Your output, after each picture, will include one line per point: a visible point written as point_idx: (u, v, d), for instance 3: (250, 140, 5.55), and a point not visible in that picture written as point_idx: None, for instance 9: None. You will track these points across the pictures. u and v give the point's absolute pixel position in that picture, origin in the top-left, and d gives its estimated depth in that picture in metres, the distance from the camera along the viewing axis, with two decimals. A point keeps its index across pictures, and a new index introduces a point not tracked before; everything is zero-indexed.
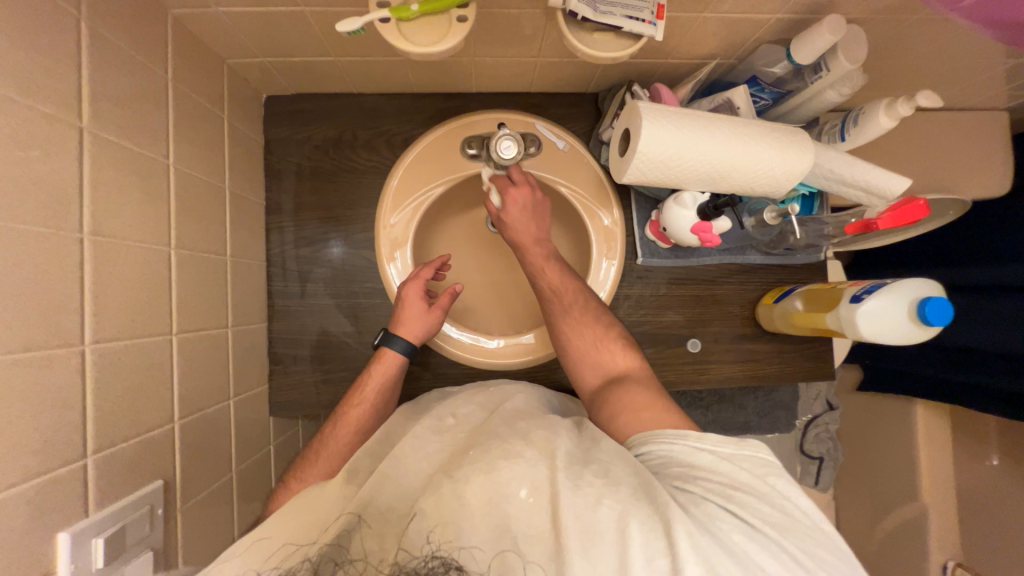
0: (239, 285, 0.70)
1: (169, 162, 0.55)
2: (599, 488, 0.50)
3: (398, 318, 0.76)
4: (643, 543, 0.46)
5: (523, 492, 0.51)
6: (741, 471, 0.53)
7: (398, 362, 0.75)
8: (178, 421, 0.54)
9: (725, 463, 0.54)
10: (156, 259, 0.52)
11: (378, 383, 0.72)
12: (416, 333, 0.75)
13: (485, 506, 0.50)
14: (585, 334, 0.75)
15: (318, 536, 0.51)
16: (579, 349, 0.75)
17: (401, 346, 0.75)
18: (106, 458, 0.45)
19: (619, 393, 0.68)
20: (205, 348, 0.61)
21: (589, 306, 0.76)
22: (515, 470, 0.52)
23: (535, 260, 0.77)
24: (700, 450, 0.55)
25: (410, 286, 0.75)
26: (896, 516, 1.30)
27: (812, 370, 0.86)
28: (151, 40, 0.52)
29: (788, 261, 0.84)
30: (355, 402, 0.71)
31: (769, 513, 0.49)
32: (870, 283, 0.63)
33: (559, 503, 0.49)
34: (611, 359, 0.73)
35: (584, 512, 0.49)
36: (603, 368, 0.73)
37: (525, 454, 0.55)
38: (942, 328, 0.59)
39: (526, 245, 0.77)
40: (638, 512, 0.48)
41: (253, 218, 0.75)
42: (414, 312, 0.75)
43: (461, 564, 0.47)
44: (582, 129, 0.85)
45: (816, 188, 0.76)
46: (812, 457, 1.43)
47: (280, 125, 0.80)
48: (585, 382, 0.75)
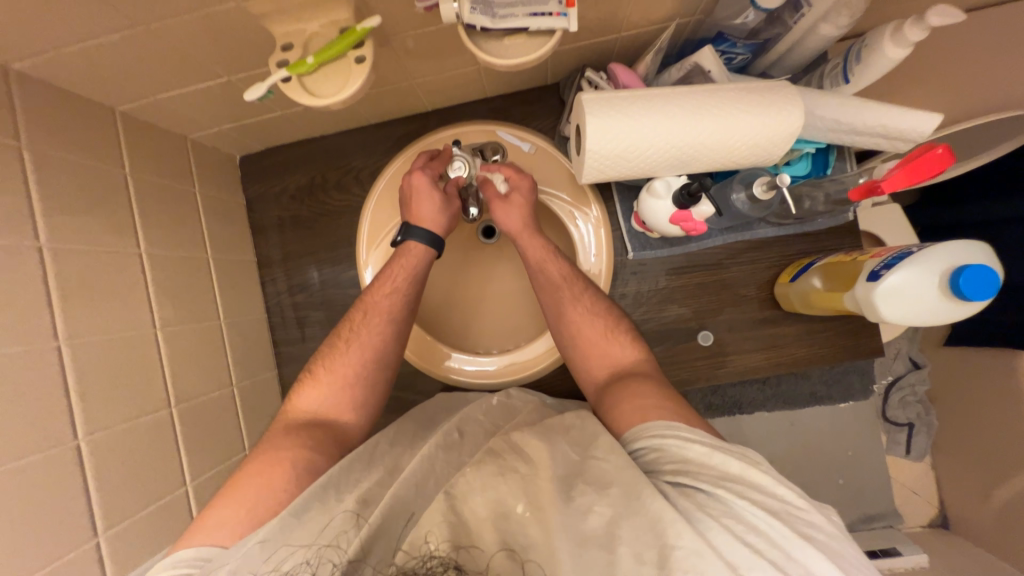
0: (238, 343, 0.75)
1: (140, 251, 0.59)
2: (591, 496, 0.48)
3: (414, 211, 0.70)
4: (633, 540, 0.44)
5: (520, 509, 0.49)
6: (734, 460, 0.48)
7: (426, 257, 0.71)
8: (190, 483, 0.60)
9: (715, 453, 0.49)
10: (142, 342, 0.57)
11: (405, 279, 0.69)
12: (438, 223, 0.71)
13: (483, 524, 0.47)
14: (596, 325, 0.69)
15: (315, 539, 0.48)
16: (588, 342, 0.69)
17: (422, 237, 0.70)
18: (119, 532, 0.50)
19: (628, 384, 0.63)
20: (209, 410, 0.66)
21: (596, 298, 0.70)
22: (512, 485, 0.50)
23: (534, 249, 0.71)
24: (690, 442, 0.51)
25: (422, 174, 0.69)
26: (1010, 488, 1.11)
27: (855, 347, 0.75)
28: (100, 144, 0.56)
29: (809, 228, 0.72)
30: (386, 290, 0.69)
31: (770, 510, 0.44)
32: (891, 255, 0.53)
33: (552, 514, 0.48)
34: (620, 351, 0.68)
35: (574, 522, 0.47)
36: (612, 358, 0.68)
37: (525, 469, 0.53)
38: (984, 301, 0.49)
39: (526, 234, 0.71)
40: (625, 512, 0.46)
41: (243, 276, 0.79)
42: (431, 200, 0.70)
43: (459, 564, 0.43)
44: (547, 125, 0.80)
45: (824, 143, 0.64)
46: (900, 424, 1.30)
47: (256, 182, 0.83)
48: (591, 373, 0.69)
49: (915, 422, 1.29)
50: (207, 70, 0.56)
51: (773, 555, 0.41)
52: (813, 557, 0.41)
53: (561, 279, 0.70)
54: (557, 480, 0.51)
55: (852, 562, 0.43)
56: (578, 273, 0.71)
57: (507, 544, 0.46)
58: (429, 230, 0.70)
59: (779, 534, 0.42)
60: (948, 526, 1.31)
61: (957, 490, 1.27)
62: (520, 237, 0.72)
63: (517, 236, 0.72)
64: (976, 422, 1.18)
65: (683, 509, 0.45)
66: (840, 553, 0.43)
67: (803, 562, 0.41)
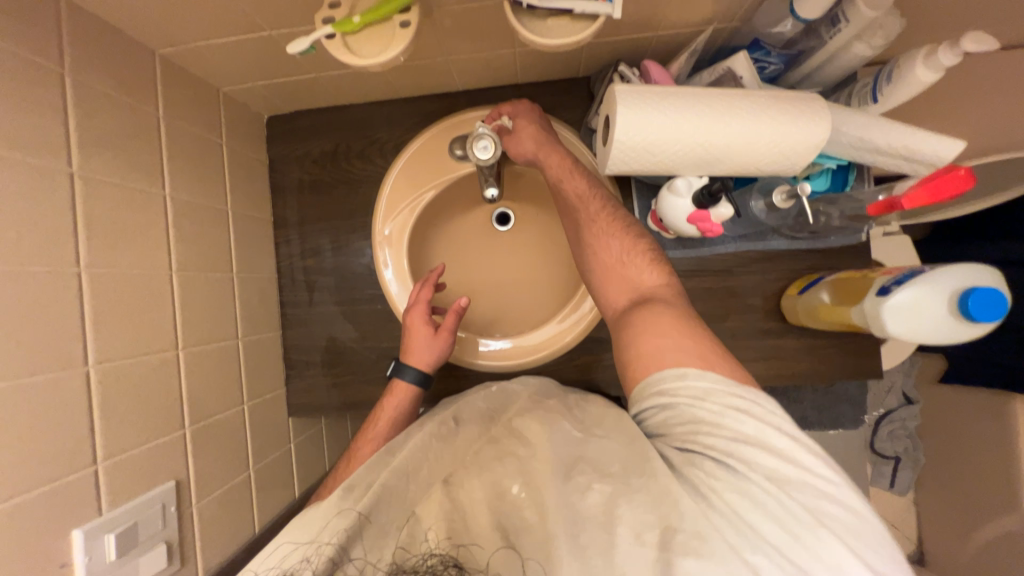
0: (247, 298, 0.75)
1: (165, 193, 0.60)
2: (590, 475, 0.50)
3: (407, 346, 0.76)
4: (633, 521, 0.46)
5: (516, 489, 0.51)
6: (751, 425, 0.47)
7: (413, 393, 0.74)
8: (188, 428, 0.60)
9: (730, 416, 0.48)
10: (156, 282, 0.58)
11: (387, 422, 0.71)
12: (427, 359, 0.75)
13: (478, 506, 0.50)
14: (612, 246, 0.67)
15: (318, 535, 0.47)
16: (607, 267, 0.68)
17: (412, 375, 0.74)
18: (116, 463, 0.50)
19: (642, 310, 0.60)
20: (213, 359, 0.66)
21: (616, 217, 0.68)
22: (510, 466, 0.53)
23: (553, 166, 0.70)
24: (703, 399, 0.50)
25: (415, 311, 0.76)
26: (993, 528, 1.12)
27: (855, 366, 0.75)
28: (136, 82, 0.57)
29: (821, 245, 0.74)
30: (367, 438, 0.69)
31: (782, 484, 0.44)
32: (904, 271, 0.54)
33: (548, 494, 0.49)
34: (637, 274, 0.65)
35: (572, 501, 0.48)
36: (629, 280, 0.65)
37: (524, 453, 0.55)
38: (993, 323, 0.49)
39: (541, 155, 0.71)
40: (625, 491, 0.48)
41: (259, 234, 0.80)
42: (421, 338, 0.75)
43: (460, 560, 0.45)
44: (573, 117, 0.81)
45: (846, 160, 0.65)
46: (886, 456, 1.32)
47: (281, 143, 0.84)
48: (611, 302, 0.67)
49: (902, 456, 1.31)
50: (251, 22, 0.56)
51: (779, 535, 0.42)
52: (819, 535, 0.42)
53: (578, 199, 0.69)
54: (557, 457, 0.53)
55: (867, 539, 0.43)
56: (597, 190, 0.69)
57: (501, 528, 0.48)
58: (417, 368, 0.74)
59: (789, 512, 0.43)
60: (925, 562, 1.32)
61: (937, 528, 1.28)
62: (539, 157, 0.71)
63: (534, 158, 0.71)
64: (964, 460, 1.19)
65: (688, 481, 0.47)
66: (849, 528, 0.43)
67: (812, 541, 0.42)
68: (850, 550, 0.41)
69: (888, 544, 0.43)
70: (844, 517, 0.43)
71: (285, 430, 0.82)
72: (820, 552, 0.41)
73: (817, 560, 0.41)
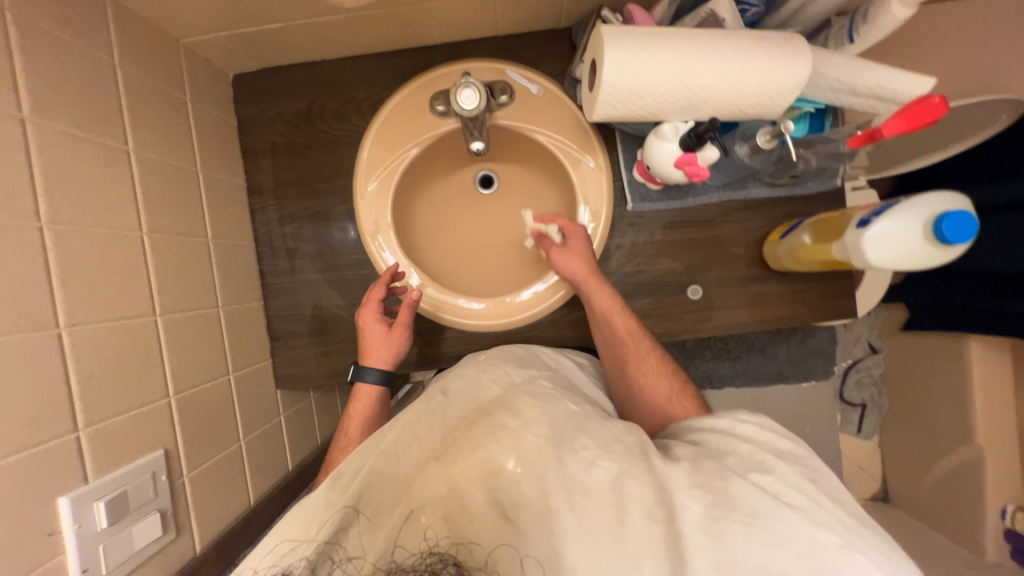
0: (226, 267, 0.72)
1: (128, 150, 0.56)
2: (593, 450, 0.49)
3: (364, 350, 0.75)
4: (642, 500, 0.45)
5: (511, 465, 0.46)
6: (779, 441, 0.52)
7: (377, 394, 0.75)
8: (173, 396, 0.58)
9: (763, 433, 0.52)
10: (127, 244, 0.54)
11: (358, 424, 0.73)
12: (386, 359, 0.74)
13: (473, 485, 0.45)
14: (656, 382, 0.71)
15: (314, 532, 0.45)
16: (648, 398, 0.71)
17: (375, 376, 0.75)
18: (99, 431, 0.48)
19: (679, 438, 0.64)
20: (193, 327, 0.63)
21: (663, 360, 0.73)
22: (503, 441, 0.48)
23: (601, 296, 0.72)
24: (739, 423, 0.54)
25: (365, 313, 0.74)
26: (951, 461, 1.21)
27: (831, 308, 0.79)
28: (88, 26, 0.52)
29: (800, 191, 0.77)
30: (342, 446, 0.71)
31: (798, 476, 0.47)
32: (881, 204, 0.56)
33: (548, 470, 0.45)
34: (677, 408, 0.68)
35: (579, 476, 0.46)
36: (667, 412, 0.68)
37: (516, 425, 0.50)
38: (967, 244, 0.52)
39: (585, 280, 0.72)
40: (633, 470, 0.47)
41: (232, 200, 0.76)
42: (376, 340, 0.74)
43: (460, 560, 0.42)
44: (555, 70, 0.79)
45: (824, 104, 0.67)
46: (854, 404, 1.40)
47: (250, 104, 0.79)
48: (644, 420, 0.70)
49: (868, 403, 1.39)
50: None
51: (790, 505, 0.44)
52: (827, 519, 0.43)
53: (626, 333, 0.73)
54: (553, 432, 0.50)
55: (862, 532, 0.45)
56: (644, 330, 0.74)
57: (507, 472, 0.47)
58: (377, 368, 0.74)
59: (804, 497, 0.45)
60: (889, 499, 1.42)
61: (899, 466, 1.38)
62: (585, 283, 0.72)
63: (581, 284, 0.73)
64: (925, 401, 1.28)
65: (707, 469, 0.47)
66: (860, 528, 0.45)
67: (819, 517, 0.43)
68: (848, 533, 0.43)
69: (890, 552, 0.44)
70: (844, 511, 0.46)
71: (275, 403, 0.80)
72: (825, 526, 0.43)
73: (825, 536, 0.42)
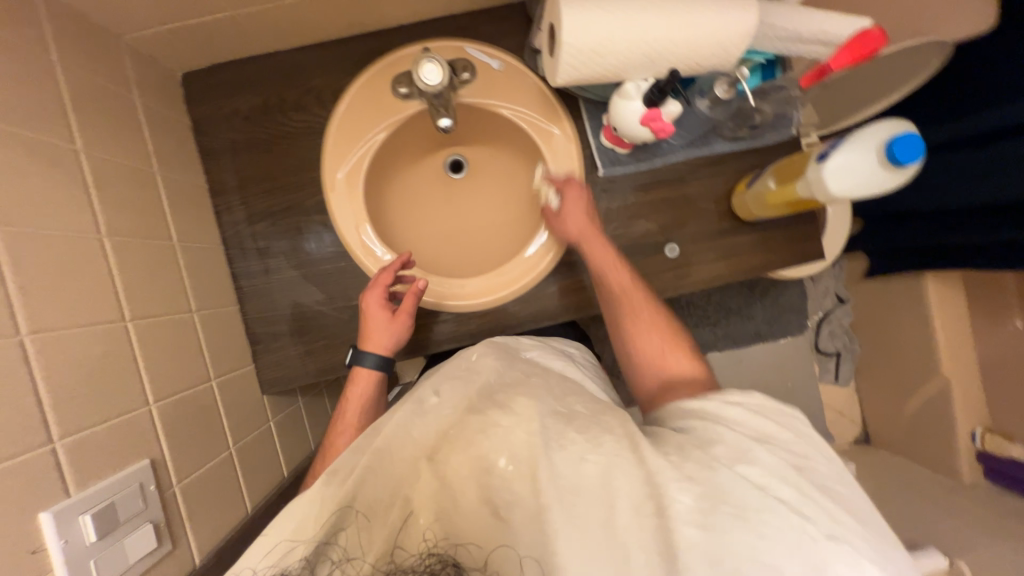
0: (196, 270, 0.69)
1: (78, 149, 0.53)
2: (578, 444, 0.44)
3: (365, 333, 0.74)
4: (630, 497, 0.41)
5: (502, 463, 0.43)
6: (774, 425, 0.49)
7: (375, 378, 0.74)
8: (153, 404, 0.55)
9: (757, 418, 0.49)
10: (87, 247, 0.51)
11: (356, 409, 0.71)
12: (386, 343, 0.73)
13: (467, 484, 0.43)
14: (654, 339, 0.73)
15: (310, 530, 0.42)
16: (646, 356, 0.72)
17: (374, 361, 0.73)
18: (77, 442, 0.45)
19: (680, 392, 0.66)
20: (167, 332, 0.60)
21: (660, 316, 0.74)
22: (495, 439, 0.44)
23: (600, 254, 0.74)
24: (735, 402, 0.51)
25: (370, 295, 0.73)
26: (922, 394, 1.28)
27: (800, 251, 0.82)
28: (22, 21, 0.50)
29: (760, 143, 0.80)
30: (340, 430, 0.70)
31: (790, 459, 0.45)
32: (834, 139, 0.59)
33: (539, 468, 0.41)
34: (678, 365, 0.70)
35: (567, 473, 0.42)
36: (667, 368, 0.70)
37: (506, 421, 0.45)
38: (917, 162, 0.55)
39: (588, 236, 0.75)
40: (620, 464, 0.42)
41: (195, 202, 0.73)
42: (377, 323, 0.73)
43: (459, 561, 0.41)
44: (514, 45, 0.80)
45: (772, 54, 0.70)
46: (828, 353, 1.46)
47: (204, 102, 0.76)
48: (643, 378, 0.72)
49: (842, 351, 1.45)
50: None
51: (787, 496, 0.41)
52: (821, 502, 0.42)
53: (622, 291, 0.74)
54: (543, 427, 0.44)
55: (857, 507, 0.44)
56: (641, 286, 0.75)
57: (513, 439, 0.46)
58: (377, 353, 0.73)
59: (799, 483, 0.43)
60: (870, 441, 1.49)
61: (876, 407, 1.45)
62: (585, 238, 0.75)
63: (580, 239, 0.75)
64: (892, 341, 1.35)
65: (697, 458, 0.44)
66: (853, 503, 0.44)
67: (815, 500, 0.42)
68: (842, 511, 0.42)
69: (876, 518, 0.44)
70: (838, 487, 0.45)
71: (262, 408, 0.77)
72: (822, 513, 0.41)
73: (821, 519, 0.41)
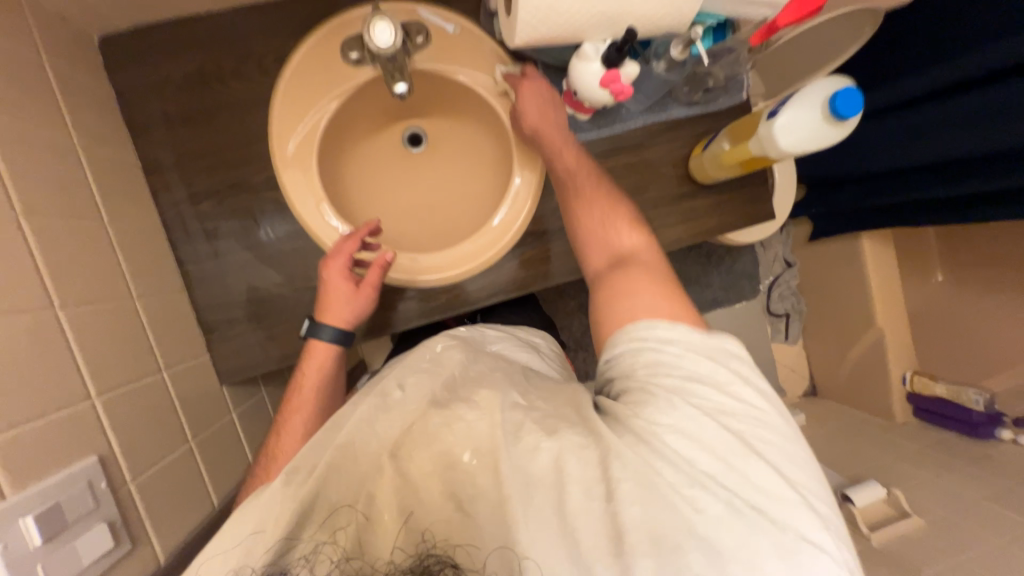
0: (133, 255, 0.63)
1: None
2: (536, 433, 0.44)
3: (323, 304, 0.71)
4: (581, 479, 0.42)
5: (466, 457, 0.41)
6: (704, 367, 0.48)
7: (332, 353, 0.71)
8: (96, 398, 0.50)
9: (687, 359, 0.49)
10: (0, 227, 0.46)
11: (313, 384, 0.68)
12: (345, 316, 0.71)
13: (431, 478, 0.40)
14: (597, 214, 0.68)
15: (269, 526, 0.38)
16: (592, 233, 0.67)
17: (331, 333, 0.71)
18: (8, 441, 0.41)
19: (625, 271, 0.60)
20: (105, 321, 0.55)
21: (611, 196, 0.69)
22: (460, 433, 0.42)
23: (554, 141, 0.72)
24: (668, 343, 0.50)
25: (333, 265, 0.70)
26: (860, 345, 1.39)
27: (752, 212, 0.86)
28: None
29: (714, 109, 0.83)
30: (294, 405, 0.66)
31: (717, 411, 0.45)
32: (785, 97, 0.62)
33: (499, 460, 0.41)
34: (624, 237, 0.65)
35: (523, 464, 0.42)
36: (613, 243, 0.65)
37: (472, 415, 0.44)
38: (855, 118, 0.59)
39: (545, 131, 0.72)
40: (572, 446, 0.43)
41: (126, 180, 0.66)
42: (339, 295, 0.70)
43: (458, 561, 0.36)
44: (469, 8, 0.77)
45: (724, 16, 0.72)
46: (779, 314, 1.56)
47: (128, 69, 0.69)
48: (592, 259, 0.67)
49: (790, 312, 1.56)
50: None
51: (713, 461, 0.43)
52: (747, 460, 0.43)
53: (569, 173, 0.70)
54: (503, 419, 0.44)
55: (787, 453, 0.45)
56: (593, 168, 0.71)
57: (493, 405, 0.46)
58: (335, 326, 0.70)
59: (726, 444, 0.44)
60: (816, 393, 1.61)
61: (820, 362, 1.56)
62: (539, 129, 0.73)
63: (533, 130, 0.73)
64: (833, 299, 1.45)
65: (631, 430, 0.45)
66: (783, 451, 0.45)
67: (741, 459, 0.43)
68: (769, 466, 0.43)
69: (804, 459, 0.46)
70: (767, 434, 0.46)
71: (222, 400, 0.73)
72: (748, 472, 0.43)
73: (745, 479, 0.42)
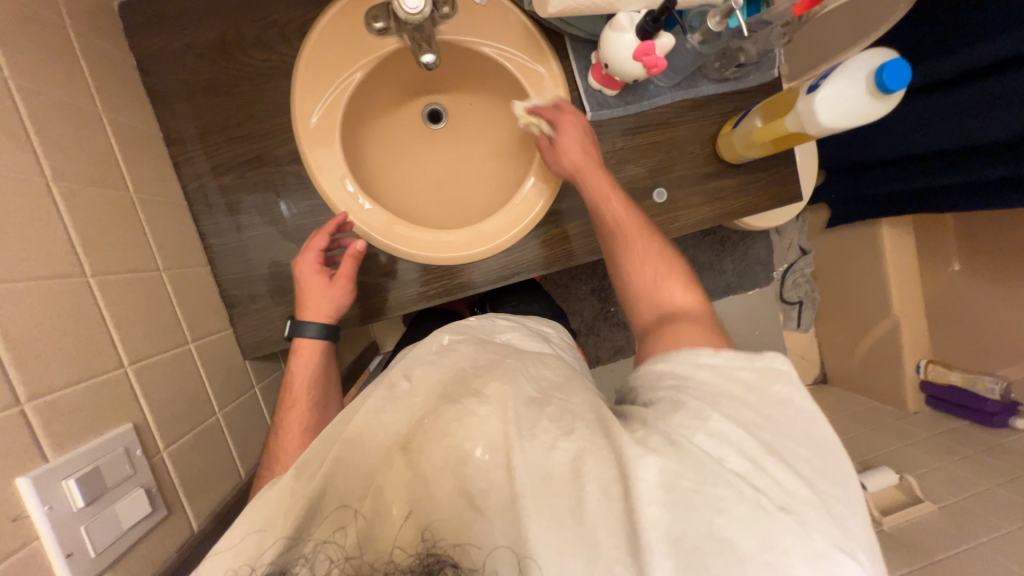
0: (158, 227, 0.63)
1: (5, 80, 0.46)
2: (552, 431, 0.40)
3: (302, 302, 0.69)
4: (600, 478, 0.38)
5: (479, 452, 0.39)
6: (744, 391, 0.45)
7: (319, 351, 0.70)
8: (128, 366, 0.50)
9: (725, 381, 0.46)
10: (31, 192, 0.45)
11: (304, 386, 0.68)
12: (325, 312, 0.69)
13: (442, 474, 0.38)
14: (638, 253, 0.66)
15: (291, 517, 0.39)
16: (637, 283, 0.66)
17: (315, 331, 0.69)
18: (47, 405, 0.41)
19: (672, 321, 0.57)
20: (133, 291, 0.55)
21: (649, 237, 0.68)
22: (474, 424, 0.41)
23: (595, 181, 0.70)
24: (705, 365, 0.47)
25: (303, 261, 0.69)
26: (874, 333, 1.38)
27: (779, 193, 0.84)
28: None
29: (742, 86, 0.81)
30: (290, 405, 0.66)
31: (751, 423, 0.42)
32: (825, 71, 0.61)
33: (514, 458, 0.38)
34: (671, 292, 0.63)
35: (537, 462, 0.38)
36: (659, 296, 0.63)
37: (484, 409, 0.41)
38: (901, 92, 0.57)
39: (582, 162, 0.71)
40: (591, 446, 0.39)
41: (148, 151, 0.65)
42: (314, 291, 0.68)
43: (457, 561, 0.35)
44: None
45: None
46: (792, 302, 1.53)
47: (149, 37, 0.68)
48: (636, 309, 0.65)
49: (804, 300, 1.53)
50: None
51: (742, 465, 0.39)
52: (775, 466, 0.39)
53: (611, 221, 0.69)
54: (517, 413, 0.41)
55: (824, 472, 0.41)
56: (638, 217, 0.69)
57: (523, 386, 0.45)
58: (317, 323, 0.69)
59: (758, 454, 0.40)
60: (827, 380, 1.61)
61: (832, 350, 1.55)
62: (581, 168, 0.71)
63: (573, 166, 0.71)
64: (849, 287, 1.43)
65: (657, 430, 0.41)
66: (819, 471, 0.41)
67: (771, 469, 0.39)
68: (803, 481, 0.39)
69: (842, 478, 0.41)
70: (799, 447, 0.42)
71: (245, 374, 0.73)
72: (782, 483, 0.39)
73: (777, 488, 0.38)
